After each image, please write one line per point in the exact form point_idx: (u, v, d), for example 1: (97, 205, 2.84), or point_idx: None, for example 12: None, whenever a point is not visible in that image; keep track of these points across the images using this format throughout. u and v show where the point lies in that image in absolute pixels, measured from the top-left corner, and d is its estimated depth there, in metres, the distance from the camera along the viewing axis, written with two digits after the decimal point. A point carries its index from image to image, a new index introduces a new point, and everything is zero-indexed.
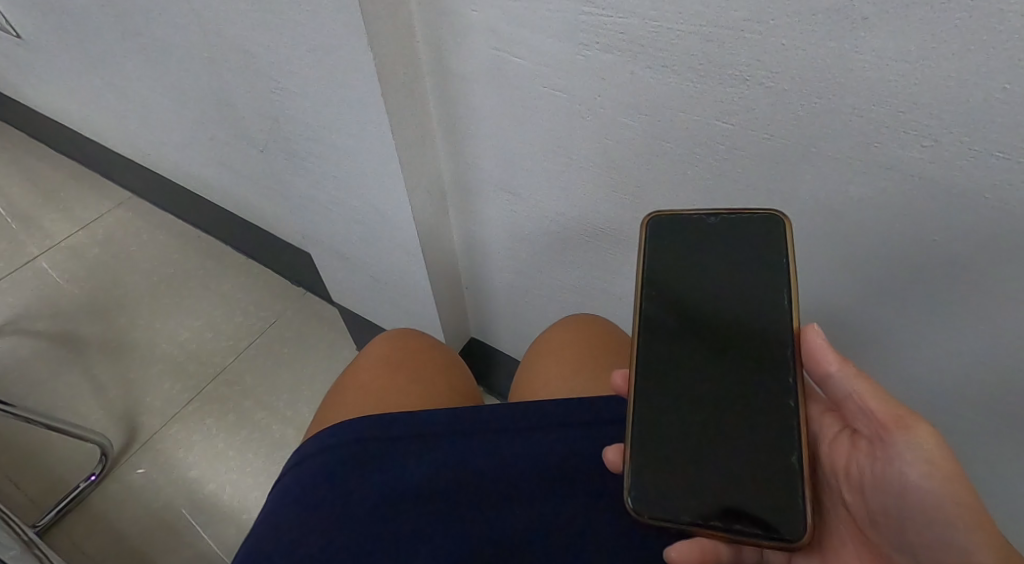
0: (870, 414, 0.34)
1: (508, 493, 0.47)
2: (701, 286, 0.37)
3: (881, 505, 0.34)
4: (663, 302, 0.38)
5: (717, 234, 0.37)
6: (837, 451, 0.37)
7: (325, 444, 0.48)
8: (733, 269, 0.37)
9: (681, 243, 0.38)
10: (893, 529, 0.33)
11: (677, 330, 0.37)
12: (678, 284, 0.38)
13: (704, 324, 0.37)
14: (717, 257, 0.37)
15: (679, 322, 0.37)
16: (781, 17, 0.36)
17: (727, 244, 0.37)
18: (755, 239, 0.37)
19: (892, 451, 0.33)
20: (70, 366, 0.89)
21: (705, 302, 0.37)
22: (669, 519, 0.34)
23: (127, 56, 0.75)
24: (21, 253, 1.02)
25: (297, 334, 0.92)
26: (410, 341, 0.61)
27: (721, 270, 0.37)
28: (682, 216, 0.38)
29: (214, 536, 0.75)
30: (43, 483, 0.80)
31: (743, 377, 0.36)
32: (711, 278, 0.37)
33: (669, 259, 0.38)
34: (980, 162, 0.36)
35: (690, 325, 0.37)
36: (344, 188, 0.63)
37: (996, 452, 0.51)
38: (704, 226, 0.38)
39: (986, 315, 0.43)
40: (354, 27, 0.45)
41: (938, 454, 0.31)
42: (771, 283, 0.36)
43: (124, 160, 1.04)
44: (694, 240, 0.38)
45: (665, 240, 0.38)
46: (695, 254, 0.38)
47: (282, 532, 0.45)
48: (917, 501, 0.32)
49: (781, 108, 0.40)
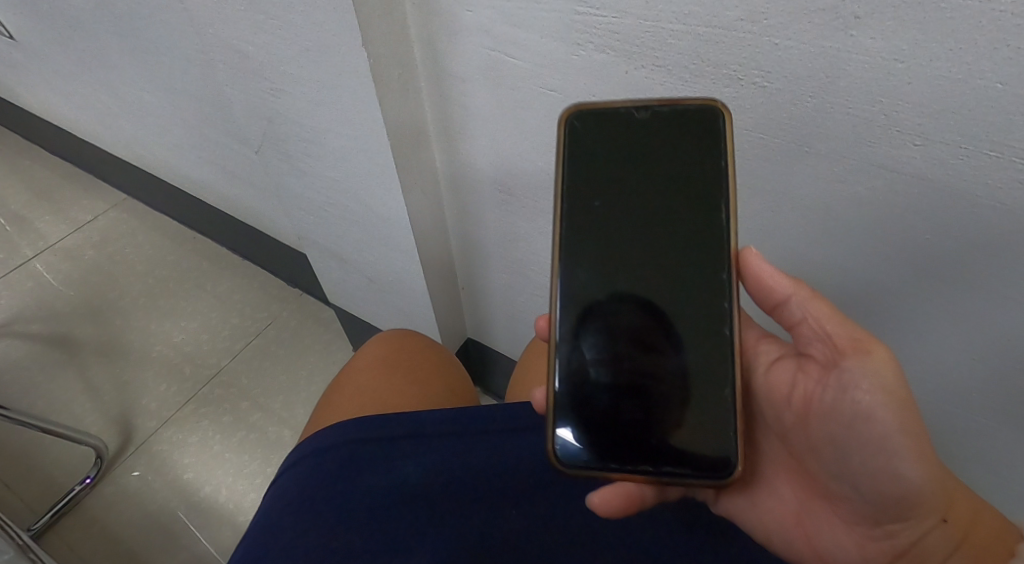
0: (825, 339, 0.35)
1: (502, 494, 0.46)
2: (632, 183, 0.37)
3: (825, 427, 0.35)
4: (592, 201, 0.38)
5: (645, 128, 0.37)
6: (779, 376, 0.38)
7: (323, 447, 0.48)
8: (667, 163, 0.37)
9: (611, 140, 0.37)
10: (832, 447, 0.36)
11: (601, 233, 0.38)
12: (606, 186, 0.37)
13: (637, 230, 0.37)
14: (649, 153, 0.37)
15: (608, 223, 0.38)
16: (774, 15, 0.36)
17: (659, 135, 0.37)
18: (687, 132, 0.36)
19: (847, 375, 0.34)
20: (66, 370, 0.89)
21: (637, 202, 0.37)
22: (595, 467, 0.37)
23: (121, 57, 0.75)
24: (17, 256, 1.02)
25: (294, 336, 0.92)
26: (407, 342, 0.60)
27: (652, 163, 0.37)
28: (612, 104, 0.37)
29: (211, 539, 0.74)
30: (39, 486, 0.79)
31: (665, 296, 0.37)
32: (640, 183, 0.37)
33: (594, 153, 0.38)
34: (974, 161, 0.36)
35: (619, 226, 0.38)
36: (337, 187, 0.62)
37: (994, 453, 0.50)
38: (631, 119, 0.37)
39: (982, 316, 0.43)
40: (347, 26, 0.45)
41: (892, 376, 0.33)
42: (705, 177, 0.36)
43: (120, 162, 1.04)
44: (623, 133, 0.37)
45: (590, 131, 0.38)
46: (627, 151, 0.37)
47: (275, 534, 0.45)
48: (868, 424, 0.33)
49: (773, 107, 0.40)
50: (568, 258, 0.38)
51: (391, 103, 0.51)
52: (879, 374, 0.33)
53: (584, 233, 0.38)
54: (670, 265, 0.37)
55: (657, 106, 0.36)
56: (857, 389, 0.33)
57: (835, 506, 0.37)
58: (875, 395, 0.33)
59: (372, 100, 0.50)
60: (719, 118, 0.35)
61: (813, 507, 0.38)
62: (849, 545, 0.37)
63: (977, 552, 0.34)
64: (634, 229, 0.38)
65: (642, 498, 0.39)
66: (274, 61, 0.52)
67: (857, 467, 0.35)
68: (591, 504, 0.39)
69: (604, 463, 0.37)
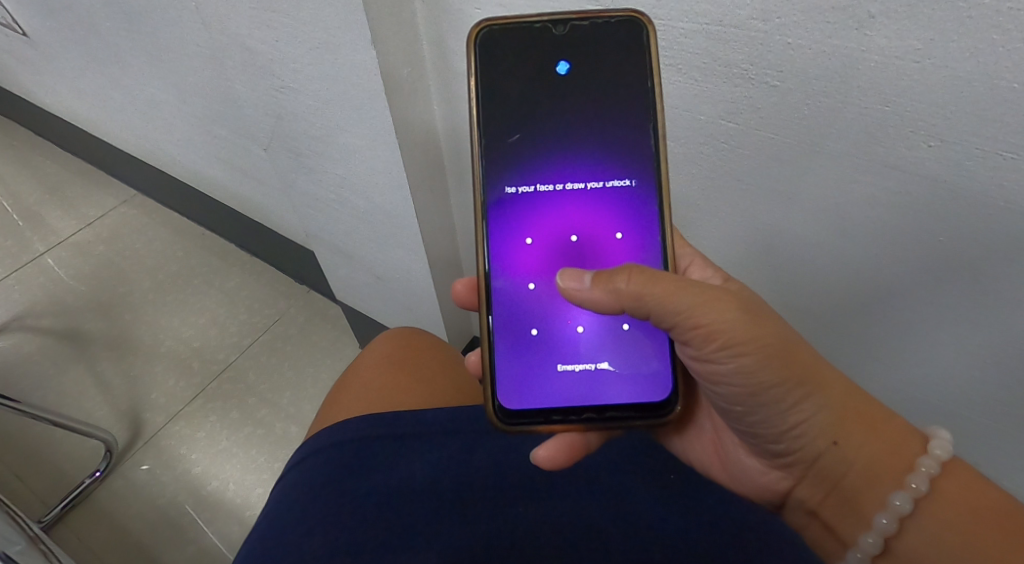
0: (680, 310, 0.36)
1: (510, 489, 0.46)
2: (552, 98, 0.39)
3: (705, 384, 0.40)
4: (508, 118, 0.39)
5: (565, 44, 0.38)
6: None
7: (330, 443, 0.49)
8: (588, 77, 0.39)
9: (523, 53, 0.39)
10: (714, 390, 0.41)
11: (524, 147, 0.39)
12: (527, 102, 0.39)
13: (563, 153, 0.39)
14: (566, 65, 0.39)
15: (532, 141, 0.39)
16: (789, 15, 0.36)
17: (580, 50, 0.38)
18: (610, 46, 0.38)
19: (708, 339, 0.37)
20: (76, 364, 0.90)
21: (559, 117, 0.39)
22: (537, 420, 0.39)
23: (130, 53, 0.76)
24: (27, 251, 1.03)
25: (302, 332, 0.92)
26: (414, 340, 0.60)
27: (572, 79, 0.39)
28: (522, 24, 0.38)
29: (219, 533, 0.75)
30: (49, 478, 0.80)
31: (594, 203, 0.40)
32: (558, 94, 0.39)
33: (505, 70, 0.39)
34: (989, 162, 0.36)
35: (542, 146, 0.39)
36: (345, 184, 0.63)
37: (1004, 453, 0.50)
38: (548, 37, 0.38)
39: (991, 318, 0.42)
40: (357, 26, 0.45)
41: (742, 333, 0.36)
42: (627, 90, 0.39)
43: (130, 158, 1.04)
44: (539, 49, 0.39)
45: (502, 50, 0.39)
46: (545, 65, 0.39)
47: (284, 531, 0.45)
48: (731, 381, 0.38)
49: (785, 107, 0.40)
50: (488, 171, 0.40)
51: (400, 100, 0.51)
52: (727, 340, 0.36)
53: (508, 155, 0.39)
54: (602, 187, 0.39)
55: (571, 20, 0.38)
56: (716, 360, 0.37)
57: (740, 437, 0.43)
58: (731, 361, 0.36)
59: (381, 99, 0.50)
60: (645, 29, 0.37)
61: (728, 435, 0.44)
62: (756, 464, 0.43)
63: (873, 468, 0.38)
64: (557, 142, 0.39)
65: (579, 447, 0.43)
66: (283, 59, 0.52)
67: (734, 411, 0.40)
68: (537, 458, 0.42)
69: (546, 416, 0.39)
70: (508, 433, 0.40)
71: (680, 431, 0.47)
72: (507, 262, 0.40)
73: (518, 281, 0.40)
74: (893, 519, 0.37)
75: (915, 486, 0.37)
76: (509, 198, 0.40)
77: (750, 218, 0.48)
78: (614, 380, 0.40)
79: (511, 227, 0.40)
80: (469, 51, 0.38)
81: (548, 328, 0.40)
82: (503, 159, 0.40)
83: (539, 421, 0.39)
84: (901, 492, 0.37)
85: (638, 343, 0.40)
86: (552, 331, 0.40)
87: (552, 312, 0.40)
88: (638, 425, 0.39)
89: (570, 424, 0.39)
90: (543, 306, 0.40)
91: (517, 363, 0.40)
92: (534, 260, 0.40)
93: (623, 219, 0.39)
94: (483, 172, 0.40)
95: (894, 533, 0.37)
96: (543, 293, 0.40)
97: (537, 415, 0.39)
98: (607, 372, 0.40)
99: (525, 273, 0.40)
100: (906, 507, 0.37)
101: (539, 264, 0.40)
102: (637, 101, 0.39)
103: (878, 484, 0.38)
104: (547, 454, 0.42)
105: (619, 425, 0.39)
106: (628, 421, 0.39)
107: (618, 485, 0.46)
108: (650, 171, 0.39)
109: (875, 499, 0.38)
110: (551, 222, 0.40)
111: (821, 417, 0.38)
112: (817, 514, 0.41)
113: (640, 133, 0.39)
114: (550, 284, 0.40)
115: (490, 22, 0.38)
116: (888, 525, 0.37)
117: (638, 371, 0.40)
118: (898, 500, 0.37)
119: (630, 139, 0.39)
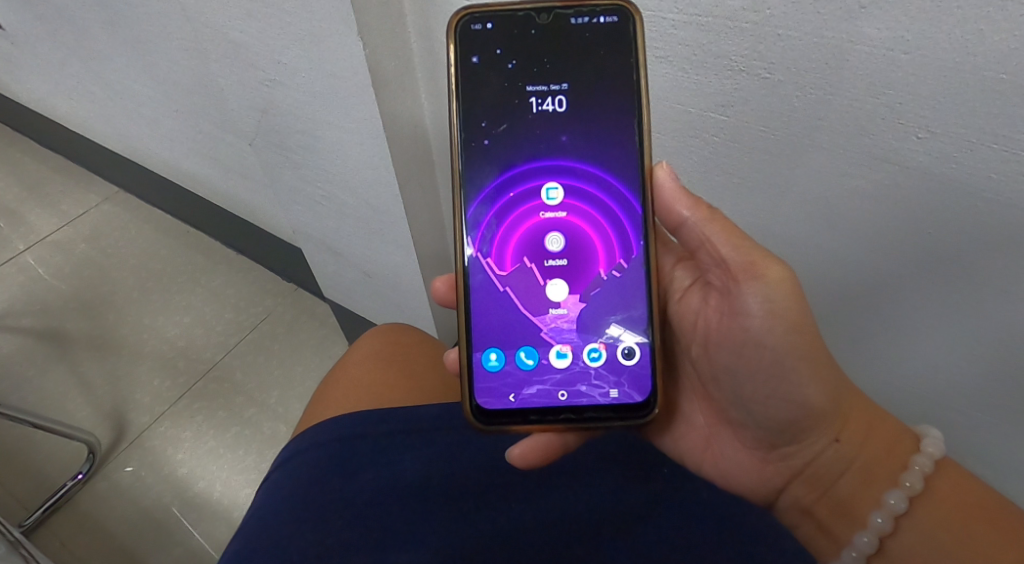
0: (722, 262, 0.37)
1: (502, 487, 0.46)
2: (535, 89, 0.38)
3: (723, 354, 0.39)
4: (490, 108, 0.39)
5: (549, 33, 0.38)
6: (689, 302, 0.41)
7: (317, 441, 0.48)
8: (572, 68, 0.38)
9: (508, 40, 0.38)
10: (727, 373, 0.39)
11: (504, 137, 0.39)
12: (508, 92, 0.38)
13: (545, 149, 0.39)
14: (551, 55, 0.38)
15: (515, 138, 0.39)
16: (778, 5, 0.35)
17: (563, 41, 0.38)
18: (595, 36, 0.38)
19: (743, 300, 0.37)
20: (58, 365, 0.88)
21: (542, 106, 0.39)
22: (515, 420, 0.38)
23: (109, 45, 0.75)
24: (7, 249, 1.01)
25: (290, 331, 0.91)
26: (403, 336, 0.59)
27: (556, 70, 0.38)
28: (507, 12, 0.38)
29: (206, 535, 0.74)
30: (31, 482, 0.79)
31: (575, 201, 0.39)
32: (541, 83, 0.38)
33: (489, 59, 0.38)
34: (977, 154, 0.36)
35: (527, 141, 0.39)
36: (332, 179, 0.62)
37: (994, 441, 0.50)
38: (532, 25, 0.38)
39: (978, 310, 0.42)
40: (341, 17, 0.44)
41: (784, 294, 0.36)
42: (611, 84, 0.38)
43: (113, 155, 1.02)
44: (523, 39, 0.38)
45: (486, 37, 0.38)
46: (529, 52, 0.38)
47: (270, 533, 0.44)
48: (762, 338, 0.37)
49: (775, 100, 0.39)
50: (465, 162, 0.39)
51: (387, 96, 0.51)
52: (766, 295, 0.36)
53: (489, 147, 0.39)
54: (583, 185, 0.39)
55: (555, 8, 0.37)
56: (753, 311, 0.36)
57: (737, 433, 0.41)
58: (768, 317, 0.36)
59: (368, 91, 0.49)
60: (630, 16, 0.36)
61: (721, 433, 0.42)
62: (750, 462, 0.41)
63: (869, 466, 0.38)
64: (540, 133, 0.39)
65: (559, 451, 0.41)
66: (267, 51, 0.51)
67: (748, 392, 0.39)
68: (513, 457, 0.41)
69: (523, 416, 0.38)
70: (484, 432, 0.39)
71: (669, 427, 0.44)
72: (486, 258, 0.40)
73: (497, 278, 0.40)
74: (888, 518, 0.37)
75: (910, 484, 0.36)
76: (489, 194, 0.39)
77: (742, 212, 0.47)
78: (592, 380, 0.39)
79: (491, 224, 0.40)
80: (450, 38, 0.38)
81: (526, 326, 0.39)
82: (480, 149, 0.39)
83: (514, 424, 0.38)
84: (895, 491, 0.37)
85: (614, 342, 0.39)
86: (529, 331, 0.39)
87: (529, 310, 0.40)
88: (616, 426, 0.38)
89: (547, 425, 0.38)
90: (522, 303, 0.40)
91: (494, 362, 0.39)
92: (513, 258, 0.40)
93: (607, 216, 0.39)
94: (460, 163, 0.39)
95: (890, 532, 0.37)
96: (521, 291, 0.40)
97: (511, 417, 0.38)
98: (586, 370, 0.39)
99: (502, 271, 0.40)
100: (901, 506, 0.36)
101: (515, 261, 0.40)
102: (623, 97, 0.38)
103: (872, 484, 0.38)
104: (524, 453, 0.41)
105: (598, 424, 0.38)
106: (606, 422, 0.38)
107: (610, 483, 0.45)
108: (630, 171, 0.38)
109: (868, 499, 0.38)
110: (531, 219, 0.40)
111: (831, 406, 0.37)
112: (810, 512, 0.40)
113: (625, 132, 0.38)
114: (529, 281, 0.40)
115: (473, 10, 0.37)
116: (884, 524, 0.37)
117: (617, 371, 0.39)
118: (892, 499, 0.37)
119: (614, 137, 0.38)
